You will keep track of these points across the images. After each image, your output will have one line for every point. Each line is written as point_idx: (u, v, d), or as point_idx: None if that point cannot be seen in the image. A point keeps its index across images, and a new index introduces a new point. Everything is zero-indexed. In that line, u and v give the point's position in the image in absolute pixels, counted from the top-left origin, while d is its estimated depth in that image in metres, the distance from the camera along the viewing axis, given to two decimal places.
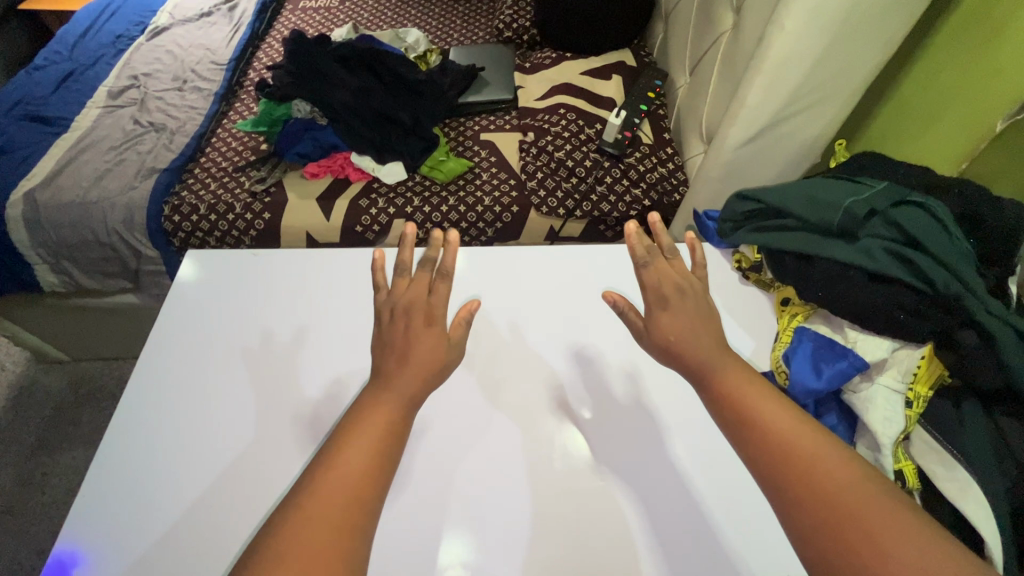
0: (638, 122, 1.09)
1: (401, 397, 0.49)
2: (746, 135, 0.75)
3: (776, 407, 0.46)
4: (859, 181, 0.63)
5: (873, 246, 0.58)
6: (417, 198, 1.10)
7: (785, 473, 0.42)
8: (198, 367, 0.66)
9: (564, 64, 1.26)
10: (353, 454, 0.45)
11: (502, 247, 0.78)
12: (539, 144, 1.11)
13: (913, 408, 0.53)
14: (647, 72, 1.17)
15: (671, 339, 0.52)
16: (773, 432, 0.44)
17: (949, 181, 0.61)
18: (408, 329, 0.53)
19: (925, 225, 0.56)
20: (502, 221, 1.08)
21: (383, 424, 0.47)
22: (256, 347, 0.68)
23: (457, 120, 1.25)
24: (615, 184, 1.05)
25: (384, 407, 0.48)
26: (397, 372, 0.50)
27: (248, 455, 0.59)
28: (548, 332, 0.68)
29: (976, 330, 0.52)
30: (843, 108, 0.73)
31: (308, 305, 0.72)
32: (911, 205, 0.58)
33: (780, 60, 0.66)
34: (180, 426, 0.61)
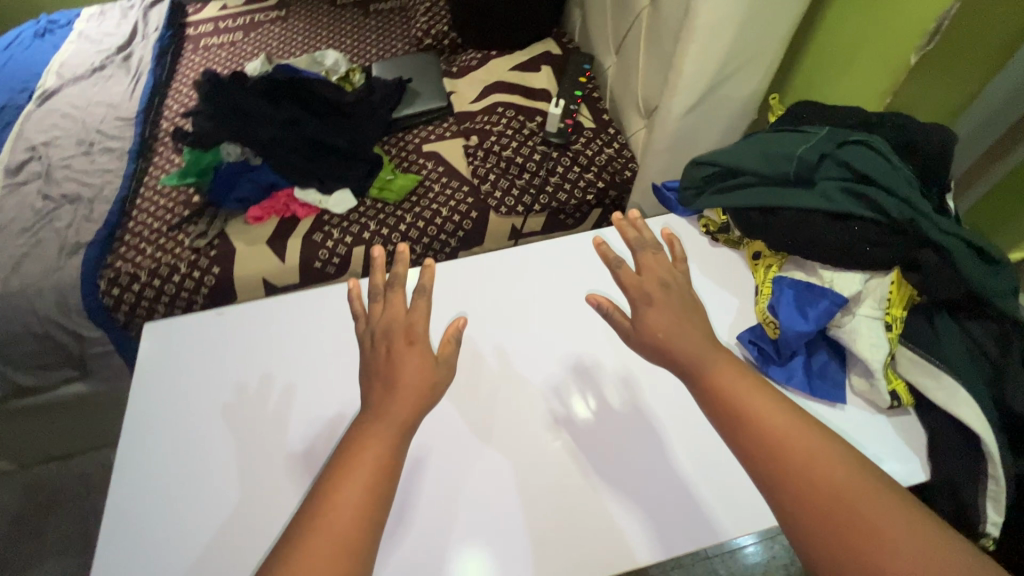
0: (576, 109, 1.11)
1: (391, 426, 0.48)
2: (689, 102, 0.77)
3: (776, 412, 0.47)
4: (803, 129, 0.65)
5: (830, 189, 0.60)
6: (373, 222, 1.07)
7: (777, 471, 0.44)
8: (173, 417, 0.63)
9: (491, 63, 1.25)
10: (348, 491, 0.45)
11: (475, 256, 0.76)
12: (485, 146, 1.10)
13: (894, 330, 0.57)
14: (574, 59, 1.19)
15: (664, 325, 0.55)
16: (778, 441, 0.45)
17: (881, 117, 0.65)
18: (392, 355, 0.52)
19: (870, 162, 0.59)
20: (463, 228, 1.07)
21: (377, 458, 0.47)
22: (234, 393, 0.65)
23: (394, 135, 1.22)
24: (568, 172, 1.06)
25: (376, 443, 0.47)
26: (390, 406, 0.49)
27: (245, 506, 0.57)
28: (544, 331, 0.68)
29: (933, 249, 0.56)
30: (771, 64, 0.76)
31: (277, 345, 0.69)
32: (854, 144, 0.61)
33: (708, 25, 0.68)
34: (164, 489, 0.58)
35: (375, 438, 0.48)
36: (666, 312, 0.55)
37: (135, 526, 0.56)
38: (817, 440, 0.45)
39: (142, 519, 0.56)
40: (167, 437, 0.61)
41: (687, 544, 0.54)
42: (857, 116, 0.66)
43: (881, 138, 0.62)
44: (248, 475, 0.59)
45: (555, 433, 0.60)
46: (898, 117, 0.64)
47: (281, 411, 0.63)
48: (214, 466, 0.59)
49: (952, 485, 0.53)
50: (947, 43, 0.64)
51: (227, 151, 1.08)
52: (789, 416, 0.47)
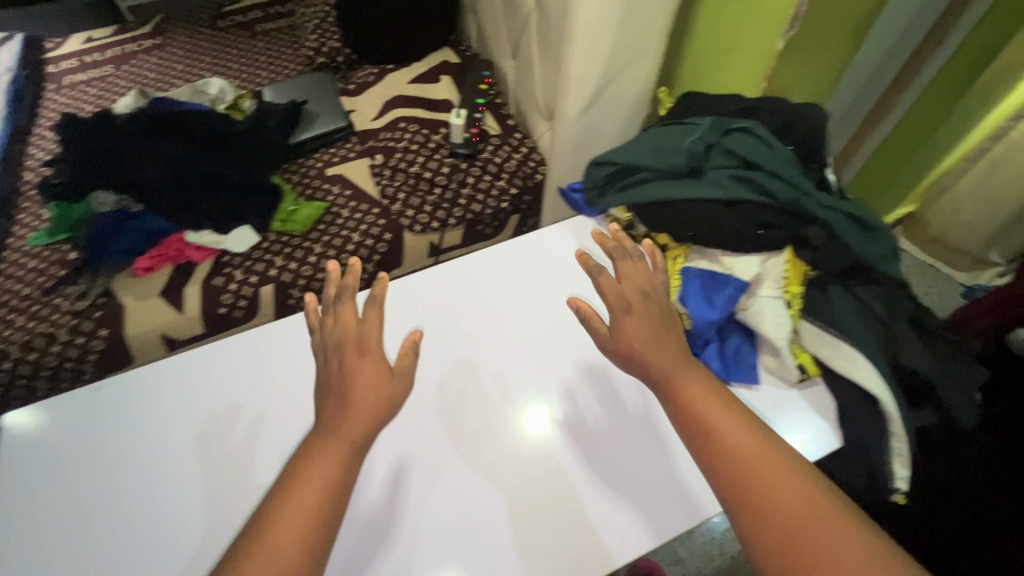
0: (480, 117, 1.08)
1: (341, 445, 0.49)
2: (583, 104, 0.77)
3: (735, 425, 0.48)
4: (688, 120, 0.65)
5: (720, 178, 0.61)
6: (279, 258, 1.00)
7: (738, 490, 0.45)
8: (118, 446, 0.58)
9: (388, 78, 1.21)
10: (305, 491, 0.46)
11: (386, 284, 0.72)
12: (391, 164, 1.06)
13: (793, 307, 0.60)
14: (473, 66, 1.17)
15: (641, 334, 0.55)
16: (736, 454, 0.46)
17: (759, 105, 0.67)
18: (345, 368, 0.54)
19: (749, 148, 0.61)
20: (379, 252, 1.02)
21: (330, 473, 0.47)
22: (187, 418, 0.60)
23: (295, 162, 1.15)
24: (479, 182, 1.04)
25: (324, 463, 0.47)
26: (343, 421, 0.50)
27: (211, 535, 0.54)
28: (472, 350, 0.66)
29: (818, 224, 0.59)
30: (658, 59, 0.77)
31: (219, 365, 0.64)
32: (735, 132, 0.63)
33: (587, 26, 0.67)
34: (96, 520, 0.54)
35: (331, 450, 0.48)
36: (642, 320, 0.56)
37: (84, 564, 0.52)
38: (775, 459, 0.46)
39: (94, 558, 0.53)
40: (116, 467, 0.57)
41: (673, 526, 0.55)
42: (738, 104, 0.68)
43: (760, 122, 0.64)
44: (210, 504, 0.55)
45: (536, 425, 0.61)
46: (773, 105, 0.67)
47: (242, 438, 0.59)
48: (171, 496, 0.56)
49: (864, 449, 0.55)
50: None
51: (100, 201, 0.98)
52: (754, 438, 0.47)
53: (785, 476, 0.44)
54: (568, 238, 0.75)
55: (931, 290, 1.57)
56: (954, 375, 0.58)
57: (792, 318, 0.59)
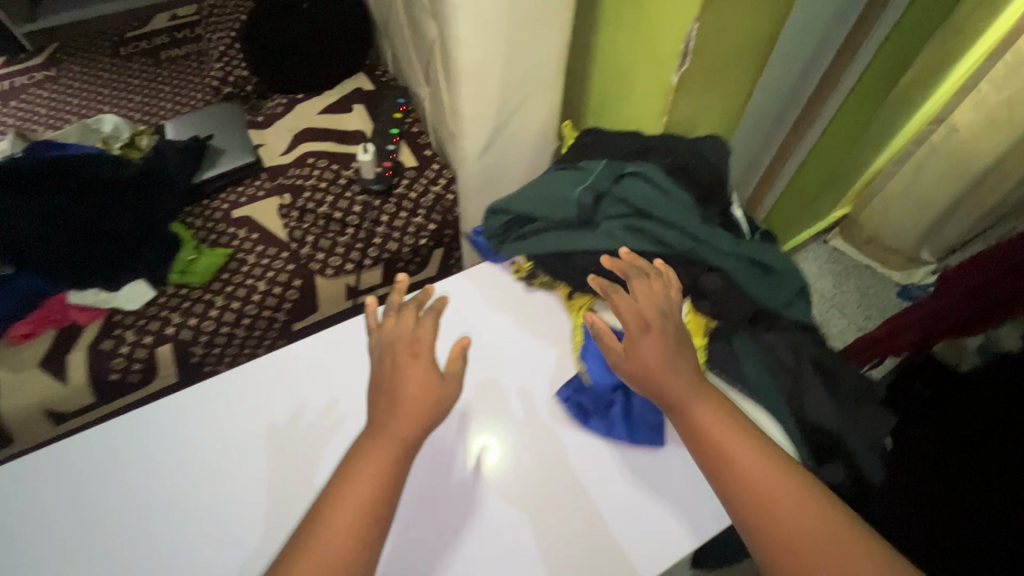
0: (394, 149, 1.03)
1: (391, 446, 0.47)
2: (479, 145, 0.72)
3: (738, 438, 0.47)
4: (582, 166, 0.62)
5: (612, 231, 0.58)
6: (178, 314, 0.92)
7: (745, 499, 0.44)
8: (160, 454, 0.58)
9: (298, 109, 1.14)
10: (354, 494, 0.45)
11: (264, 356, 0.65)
12: (299, 205, 0.99)
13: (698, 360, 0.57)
14: (386, 94, 1.11)
15: (659, 355, 0.50)
16: (739, 469, 0.45)
17: (656, 144, 0.63)
18: (396, 360, 0.51)
19: (639, 198, 0.58)
20: (290, 299, 0.96)
21: (378, 476, 0.46)
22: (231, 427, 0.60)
23: (200, 204, 1.08)
24: (394, 220, 0.98)
25: (374, 464, 0.47)
26: (388, 420, 0.48)
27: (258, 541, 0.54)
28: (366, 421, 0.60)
29: (715, 273, 0.57)
30: (557, 94, 0.72)
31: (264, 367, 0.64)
32: (628, 178, 0.59)
33: (469, 70, 0.62)
34: (169, 506, 0.56)
35: (375, 455, 0.47)
36: (661, 343, 0.50)
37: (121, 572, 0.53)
38: (777, 470, 0.45)
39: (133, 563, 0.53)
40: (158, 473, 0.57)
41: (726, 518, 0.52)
42: (634, 144, 0.64)
43: (655, 165, 0.61)
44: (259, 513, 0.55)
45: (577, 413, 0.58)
46: (669, 146, 0.63)
47: (291, 449, 0.59)
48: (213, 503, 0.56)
49: None
50: (698, 60, 0.62)
51: None
52: (760, 452, 0.46)
53: (788, 492, 0.43)
54: (469, 288, 0.67)
55: (866, 290, 1.56)
56: (858, 425, 0.55)
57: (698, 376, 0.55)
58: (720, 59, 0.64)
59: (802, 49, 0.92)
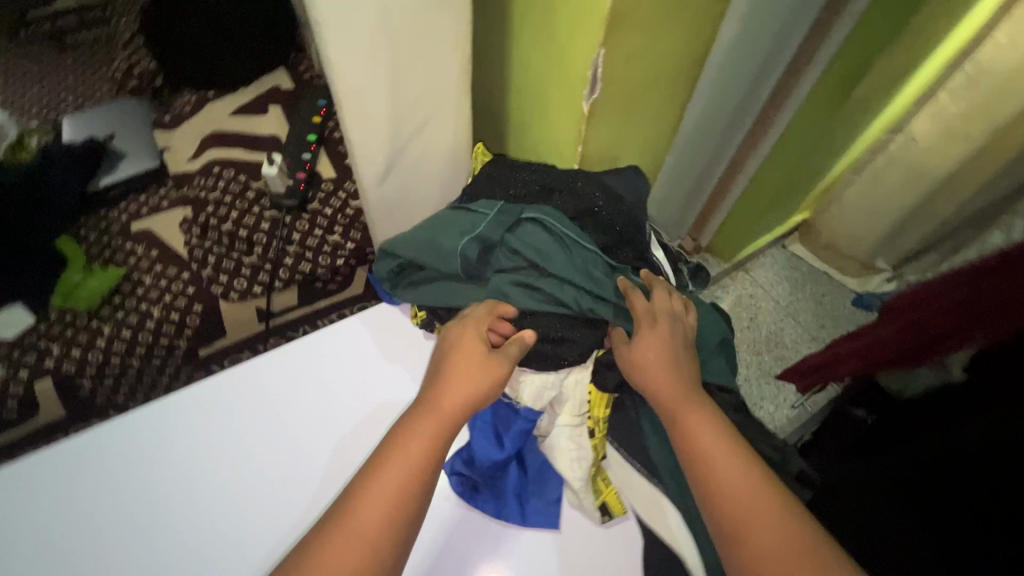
0: (310, 158, 0.93)
1: (433, 421, 0.44)
2: (377, 172, 0.64)
3: (726, 449, 0.42)
4: (473, 207, 0.55)
5: (504, 287, 0.52)
6: (59, 344, 0.83)
7: (724, 515, 0.40)
8: (208, 450, 0.56)
9: (208, 109, 1.03)
10: (395, 473, 0.41)
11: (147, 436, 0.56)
12: (201, 220, 0.90)
13: (596, 435, 0.52)
14: (305, 94, 1.00)
15: (657, 352, 0.48)
16: (720, 480, 0.41)
17: (560, 180, 0.57)
18: (463, 342, 0.48)
19: (538, 250, 0.52)
20: (190, 326, 0.87)
21: (421, 453, 0.42)
22: (294, 420, 0.58)
23: (96, 214, 0.97)
24: (307, 238, 0.91)
25: (419, 433, 0.43)
26: (436, 403, 0.44)
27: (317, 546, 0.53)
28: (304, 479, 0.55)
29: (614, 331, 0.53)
30: (463, 115, 0.64)
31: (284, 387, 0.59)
32: (527, 227, 0.53)
33: (351, 94, 0.54)
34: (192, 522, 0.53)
35: (420, 438, 0.42)
36: (660, 339, 0.49)
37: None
38: (764, 492, 0.40)
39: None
40: (206, 475, 0.55)
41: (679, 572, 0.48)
42: (537, 180, 0.58)
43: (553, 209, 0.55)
44: (316, 517, 0.54)
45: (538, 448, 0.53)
46: (576, 182, 0.56)
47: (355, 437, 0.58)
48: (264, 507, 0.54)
49: None
50: (611, 85, 0.54)
51: None
52: (751, 470, 0.41)
53: (771, 502, 0.39)
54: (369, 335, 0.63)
55: (823, 298, 1.36)
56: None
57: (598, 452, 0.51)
58: (636, 84, 0.57)
59: (750, 58, 0.84)
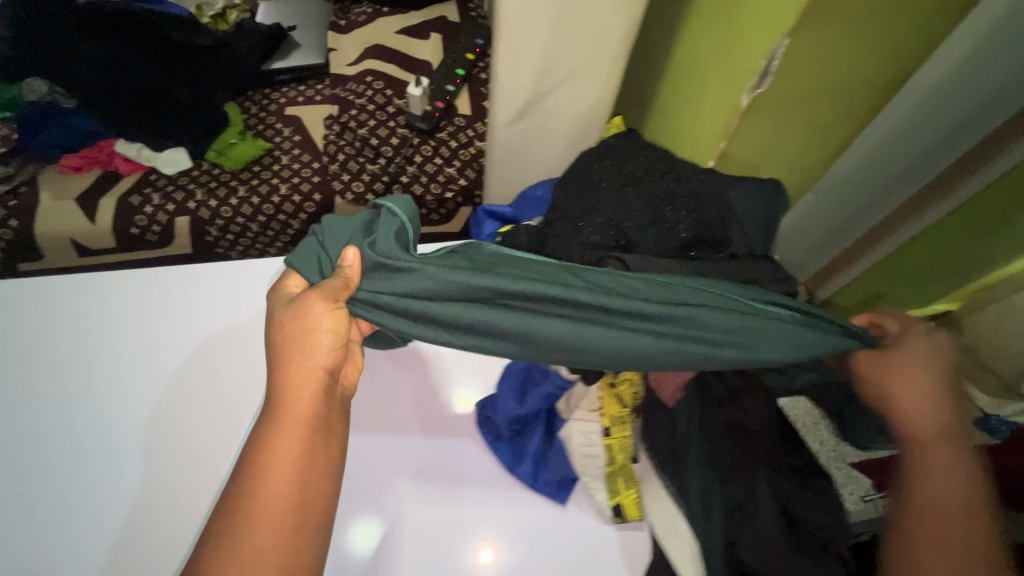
0: (452, 91, 0.96)
1: (293, 431, 0.45)
2: (511, 113, 0.65)
3: (945, 483, 0.43)
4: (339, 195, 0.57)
5: (308, 269, 0.50)
6: (202, 192, 0.95)
7: (920, 538, 0.43)
8: (155, 336, 0.66)
9: (379, 22, 1.09)
10: (272, 479, 0.44)
11: (88, 340, 0.66)
12: (343, 120, 0.97)
13: (611, 435, 0.53)
14: (467, 30, 1.03)
15: (909, 383, 0.44)
16: (926, 504, 0.43)
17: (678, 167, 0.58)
18: (296, 300, 0.47)
19: (351, 230, 0.50)
20: (306, 211, 0.95)
21: (292, 455, 0.45)
22: (196, 343, 0.66)
23: (261, 91, 1.08)
24: (427, 163, 0.94)
25: (288, 440, 0.45)
26: (289, 385, 0.46)
27: (209, 444, 0.62)
28: (209, 392, 0.64)
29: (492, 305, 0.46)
30: (612, 79, 0.62)
31: (191, 319, 0.67)
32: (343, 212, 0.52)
33: (512, 27, 0.54)
34: (111, 419, 0.62)
35: (285, 428, 0.45)
36: (926, 383, 0.44)
37: (88, 453, 0.61)
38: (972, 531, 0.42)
39: (91, 452, 0.61)
40: (126, 378, 0.64)
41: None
42: (651, 159, 0.58)
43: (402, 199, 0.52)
44: (214, 429, 0.62)
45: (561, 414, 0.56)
46: (688, 172, 0.57)
47: (255, 368, 0.65)
48: (178, 394, 0.64)
49: None
50: (784, 86, 0.50)
51: (32, 88, 0.96)
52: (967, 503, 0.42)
53: (970, 537, 0.41)
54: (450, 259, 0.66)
55: None
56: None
57: (609, 453, 0.53)
58: (810, 93, 0.51)
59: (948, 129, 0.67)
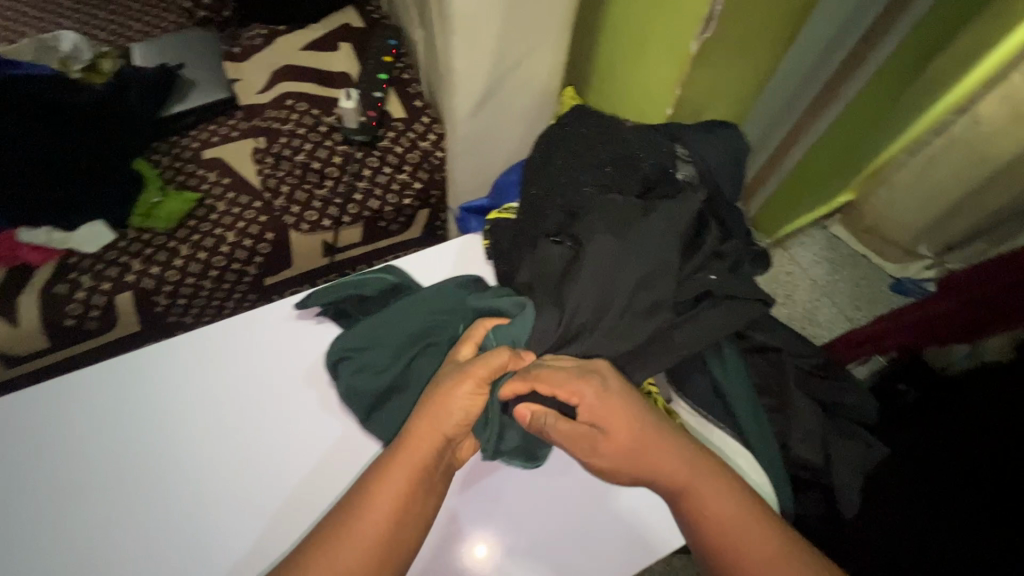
0: (381, 96, 0.94)
1: (405, 471, 0.46)
2: (472, 104, 0.65)
3: (715, 490, 0.47)
4: (335, 295, 0.59)
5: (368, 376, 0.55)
6: (138, 260, 0.86)
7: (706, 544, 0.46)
8: (129, 426, 0.56)
9: (279, 42, 1.03)
10: (375, 517, 0.44)
11: (41, 449, 0.54)
12: (274, 151, 0.92)
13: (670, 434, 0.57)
14: (376, 33, 1.01)
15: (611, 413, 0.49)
16: (715, 517, 0.46)
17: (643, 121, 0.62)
18: (449, 375, 0.50)
19: (386, 331, 0.56)
20: (261, 253, 0.90)
21: (397, 497, 0.45)
22: (188, 415, 0.57)
23: (168, 139, 0.99)
24: (377, 175, 0.92)
25: (396, 478, 0.46)
26: (419, 429, 0.48)
27: (229, 532, 0.52)
28: (219, 474, 0.54)
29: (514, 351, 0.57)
30: (560, 50, 0.65)
31: (179, 393, 0.58)
32: (378, 278, 0.60)
33: (466, 18, 0.55)
34: (97, 535, 0.51)
35: (401, 461, 0.47)
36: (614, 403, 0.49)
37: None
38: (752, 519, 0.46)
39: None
40: (102, 483, 0.54)
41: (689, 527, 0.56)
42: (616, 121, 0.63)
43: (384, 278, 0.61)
44: (233, 513, 0.53)
45: None
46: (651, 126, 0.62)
47: (271, 428, 0.57)
48: (175, 483, 0.54)
49: None
50: (725, 27, 0.55)
51: None
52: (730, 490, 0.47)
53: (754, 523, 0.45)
54: (451, 246, 0.67)
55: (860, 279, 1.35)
56: (841, 459, 0.54)
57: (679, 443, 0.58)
58: (746, 29, 0.57)
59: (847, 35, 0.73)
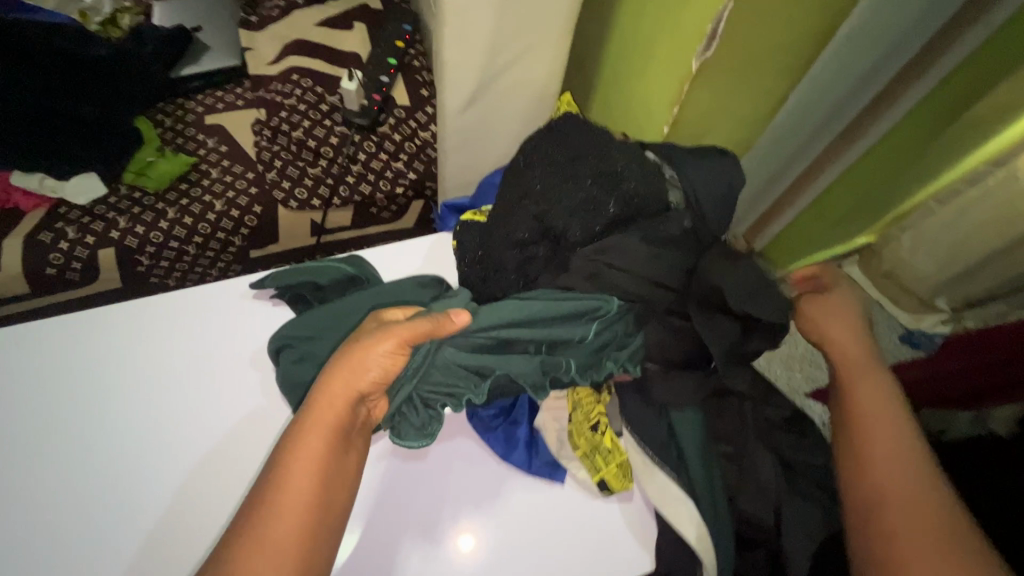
0: (387, 81, 0.93)
1: (320, 437, 0.42)
2: (462, 99, 0.63)
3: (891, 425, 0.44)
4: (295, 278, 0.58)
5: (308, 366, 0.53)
6: (125, 218, 0.86)
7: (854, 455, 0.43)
8: (70, 385, 0.55)
9: (296, 15, 1.02)
10: (293, 484, 0.40)
11: None
12: (273, 124, 0.91)
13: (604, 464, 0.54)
14: (392, 17, 0.99)
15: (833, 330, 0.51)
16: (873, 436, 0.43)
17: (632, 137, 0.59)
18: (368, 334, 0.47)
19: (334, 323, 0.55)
20: (247, 225, 0.89)
21: (315, 458, 0.41)
22: (131, 379, 0.56)
23: (174, 101, 0.99)
24: (372, 160, 0.90)
25: (308, 448, 0.42)
26: (330, 392, 0.44)
27: (148, 506, 0.51)
28: (150, 445, 0.53)
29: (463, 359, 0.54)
30: (559, 54, 0.62)
31: (123, 357, 0.57)
32: (335, 267, 0.58)
33: (458, 12, 0.52)
34: (19, 491, 0.51)
35: (319, 420, 0.43)
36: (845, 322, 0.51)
37: None
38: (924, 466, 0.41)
39: None
40: (33, 439, 0.53)
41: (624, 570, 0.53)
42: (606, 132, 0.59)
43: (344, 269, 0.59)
44: (156, 487, 0.52)
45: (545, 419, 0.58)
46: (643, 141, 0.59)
47: (208, 404, 0.56)
48: (104, 449, 0.53)
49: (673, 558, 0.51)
50: (728, 49, 0.52)
51: None
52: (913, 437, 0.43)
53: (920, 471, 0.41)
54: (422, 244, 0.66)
55: None
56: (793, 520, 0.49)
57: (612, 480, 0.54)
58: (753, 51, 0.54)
59: None
